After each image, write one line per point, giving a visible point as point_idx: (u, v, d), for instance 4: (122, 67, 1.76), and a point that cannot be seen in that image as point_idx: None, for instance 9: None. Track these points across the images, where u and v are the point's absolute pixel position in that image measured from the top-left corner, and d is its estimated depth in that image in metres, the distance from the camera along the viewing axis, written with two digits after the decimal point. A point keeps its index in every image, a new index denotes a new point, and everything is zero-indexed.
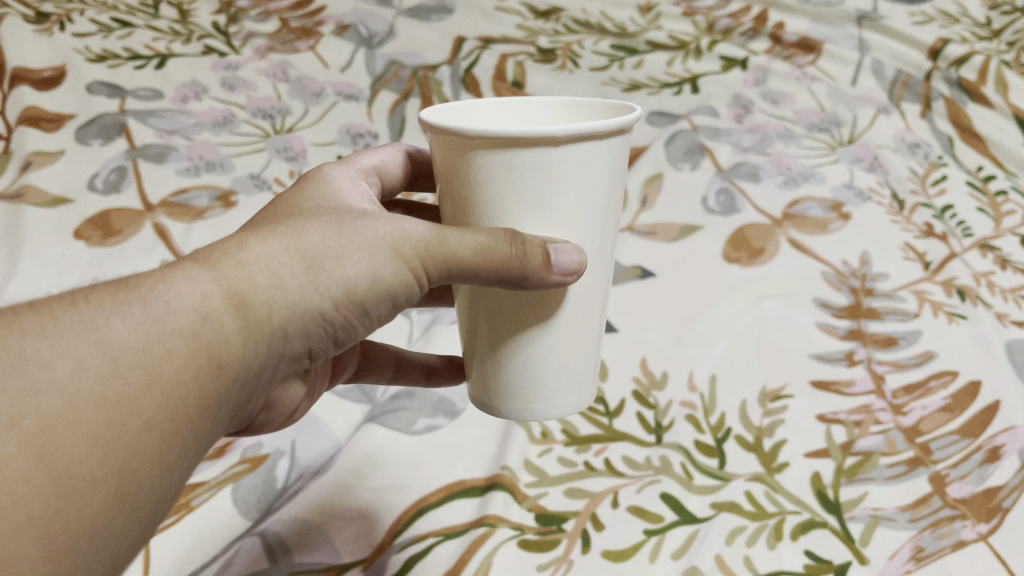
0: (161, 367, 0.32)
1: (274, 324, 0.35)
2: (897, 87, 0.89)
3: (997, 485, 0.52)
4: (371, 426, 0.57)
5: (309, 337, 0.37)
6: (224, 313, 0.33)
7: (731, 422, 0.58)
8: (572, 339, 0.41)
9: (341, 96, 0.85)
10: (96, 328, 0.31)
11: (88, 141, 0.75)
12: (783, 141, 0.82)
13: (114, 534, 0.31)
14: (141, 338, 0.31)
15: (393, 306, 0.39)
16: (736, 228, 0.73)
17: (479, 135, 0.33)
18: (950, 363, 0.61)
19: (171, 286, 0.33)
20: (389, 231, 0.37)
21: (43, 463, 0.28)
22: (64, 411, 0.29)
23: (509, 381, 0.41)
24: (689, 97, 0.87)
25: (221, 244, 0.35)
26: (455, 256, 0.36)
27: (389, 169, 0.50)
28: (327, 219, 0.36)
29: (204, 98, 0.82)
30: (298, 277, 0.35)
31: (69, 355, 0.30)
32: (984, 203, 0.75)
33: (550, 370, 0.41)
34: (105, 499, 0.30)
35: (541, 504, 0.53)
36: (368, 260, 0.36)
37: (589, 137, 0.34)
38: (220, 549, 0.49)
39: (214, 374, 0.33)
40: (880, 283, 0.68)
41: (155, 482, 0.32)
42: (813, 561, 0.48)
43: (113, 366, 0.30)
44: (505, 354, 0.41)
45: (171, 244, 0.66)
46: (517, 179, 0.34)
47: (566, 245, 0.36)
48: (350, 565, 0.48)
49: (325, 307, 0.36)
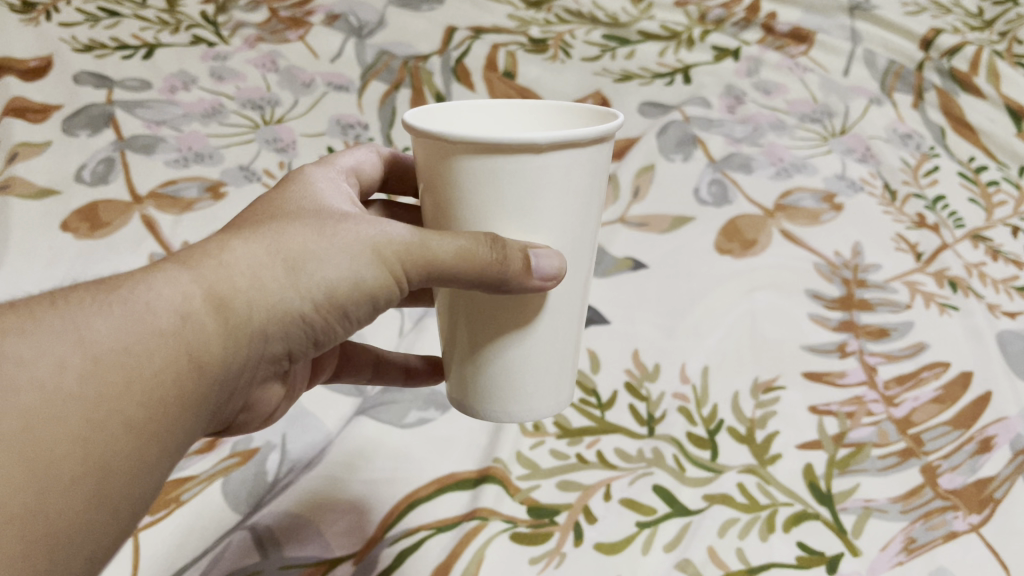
0: (141, 366, 0.31)
1: (255, 326, 0.35)
2: (889, 78, 0.89)
3: (987, 476, 0.52)
4: (361, 419, 0.57)
5: (289, 339, 0.37)
6: (204, 313, 0.33)
7: (723, 414, 0.58)
8: (551, 342, 0.40)
9: (331, 87, 0.84)
10: (76, 329, 0.31)
11: (74, 132, 0.74)
12: (775, 133, 0.82)
13: (95, 531, 0.30)
14: (121, 338, 0.31)
15: (373, 309, 0.39)
16: (728, 220, 0.73)
17: (461, 140, 0.32)
18: (941, 354, 0.61)
19: (151, 287, 0.33)
20: (370, 233, 0.36)
21: (25, 458, 0.28)
22: (45, 408, 0.29)
23: (488, 383, 0.41)
24: (681, 87, 0.87)
25: (200, 245, 0.35)
26: (437, 259, 0.35)
27: (365, 170, 0.50)
28: (307, 221, 0.36)
29: (193, 88, 0.81)
30: (280, 279, 0.35)
31: (49, 354, 0.30)
32: (975, 194, 0.75)
33: (530, 371, 0.41)
34: (86, 497, 0.30)
35: (533, 497, 0.52)
36: (349, 262, 0.36)
37: (573, 145, 0.33)
38: (209, 544, 0.48)
39: (194, 374, 0.33)
40: (872, 275, 0.68)
41: (135, 480, 0.32)
42: (805, 553, 0.49)
43: (94, 365, 0.30)
44: (483, 356, 0.40)
45: (160, 236, 0.66)
46: (500, 185, 0.34)
47: (547, 251, 0.36)
48: (340, 559, 0.48)
49: (305, 309, 0.36)
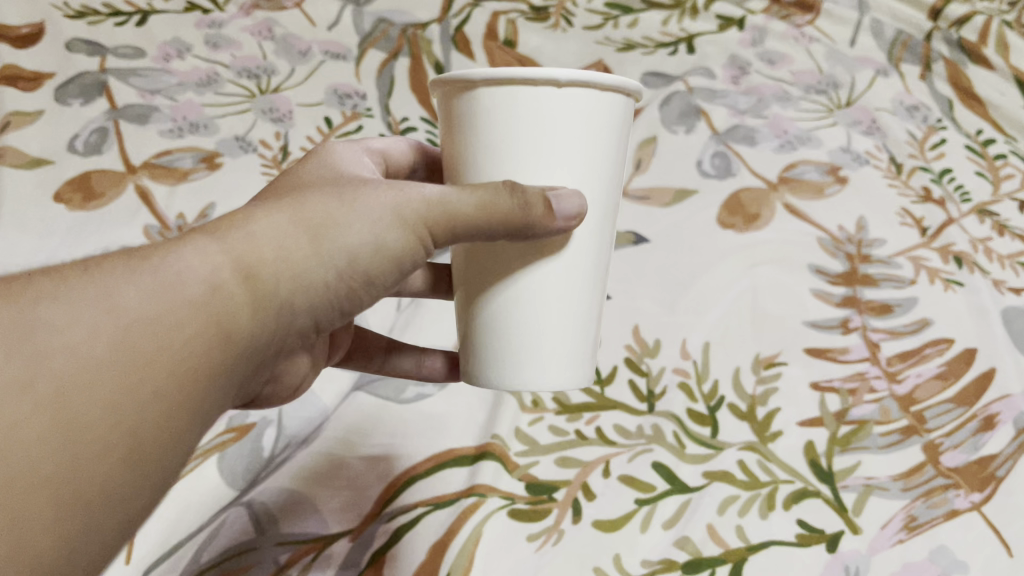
0: (174, 336, 0.30)
1: (284, 296, 0.33)
2: (897, 48, 0.87)
3: (990, 454, 0.52)
4: (356, 392, 0.57)
5: (317, 312, 0.36)
6: (234, 284, 0.32)
7: (724, 391, 0.57)
8: (564, 305, 0.40)
9: (328, 55, 0.83)
10: (107, 296, 0.29)
11: (67, 101, 0.73)
12: (779, 104, 0.80)
13: (127, 504, 0.29)
14: (153, 307, 0.29)
15: (397, 275, 0.38)
16: (731, 193, 0.71)
17: (479, 75, 0.34)
18: (945, 330, 0.60)
19: (181, 256, 0.31)
20: (392, 199, 0.36)
21: (57, 425, 0.26)
22: (76, 374, 0.27)
23: (501, 342, 0.41)
24: (685, 57, 0.86)
25: (226, 217, 0.34)
26: (456, 213, 0.36)
27: (393, 156, 0.49)
28: (329, 190, 0.35)
29: (188, 57, 0.80)
30: (305, 248, 0.33)
31: (80, 321, 0.28)
32: (982, 167, 0.74)
33: (542, 331, 0.40)
34: (119, 469, 0.28)
35: (531, 474, 0.52)
36: (372, 228, 0.35)
37: (590, 87, 0.35)
38: (202, 521, 0.47)
39: (225, 346, 0.32)
40: (876, 250, 0.67)
41: (168, 452, 0.30)
42: (805, 530, 0.49)
43: (125, 334, 0.28)
44: (494, 314, 0.40)
45: (155, 207, 0.65)
46: (518, 125, 0.35)
47: (566, 192, 0.36)
48: (338, 535, 0.48)
49: (331, 279, 0.35)
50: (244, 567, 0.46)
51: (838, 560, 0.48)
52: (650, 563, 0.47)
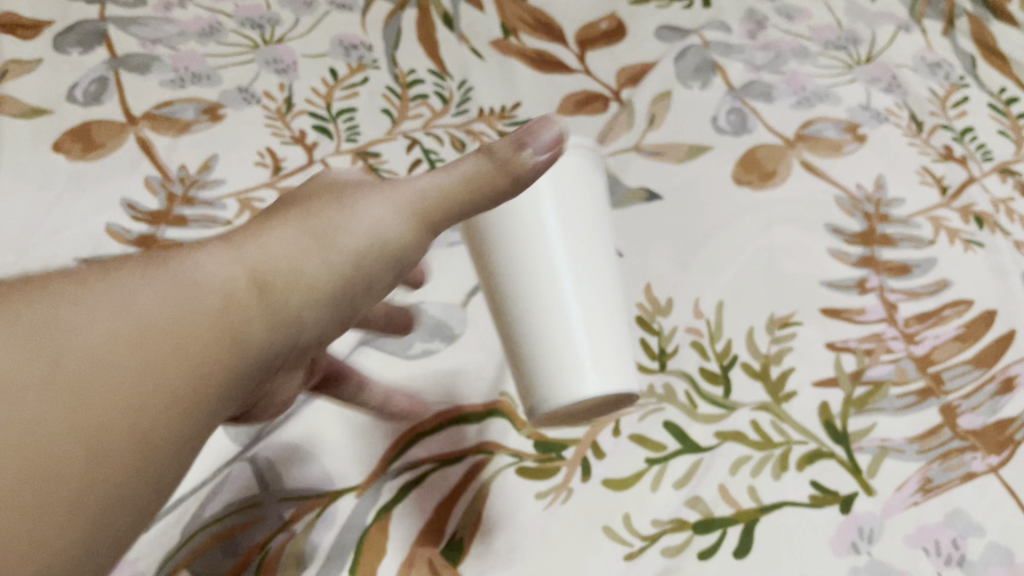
0: (186, 344, 0.27)
1: (297, 308, 0.30)
2: (919, 3, 0.84)
3: (1009, 417, 0.51)
4: (359, 342, 0.55)
5: (322, 325, 0.32)
6: (245, 293, 0.29)
7: (738, 349, 0.56)
8: (587, 287, 0.46)
9: (333, 4, 0.79)
10: (122, 301, 0.26)
11: (66, 50, 0.71)
12: (797, 60, 0.78)
13: (118, 525, 0.25)
14: (166, 311, 0.27)
15: (393, 282, 0.34)
16: (747, 149, 0.69)
17: None
18: (965, 291, 0.59)
19: (195, 262, 0.28)
20: (402, 194, 0.33)
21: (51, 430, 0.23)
22: (86, 372, 0.24)
23: (544, 331, 0.45)
24: (700, 11, 0.83)
25: (238, 227, 0.31)
26: (449, 198, 0.33)
27: None
28: (334, 197, 0.33)
29: (188, 4, 0.76)
30: (316, 255, 0.31)
31: (90, 321, 0.25)
32: (1005, 126, 0.72)
33: (573, 309, 0.46)
34: (110, 487, 0.25)
35: (540, 432, 0.51)
36: (376, 227, 0.32)
37: None
38: (208, 473, 0.47)
39: (235, 361, 0.29)
40: (895, 209, 0.65)
41: (164, 473, 0.27)
42: (818, 492, 0.49)
43: (134, 339, 0.26)
44: (527, 304, 0.46)
45: (156, 158, 0.63)
46: None
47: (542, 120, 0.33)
48: (343, 492, 0.47)
49: (338, 286, 0.31)
50: (248, 521, 0.45)
51: (852, 522, 0.47)
52: (660, 522, 0.47)
